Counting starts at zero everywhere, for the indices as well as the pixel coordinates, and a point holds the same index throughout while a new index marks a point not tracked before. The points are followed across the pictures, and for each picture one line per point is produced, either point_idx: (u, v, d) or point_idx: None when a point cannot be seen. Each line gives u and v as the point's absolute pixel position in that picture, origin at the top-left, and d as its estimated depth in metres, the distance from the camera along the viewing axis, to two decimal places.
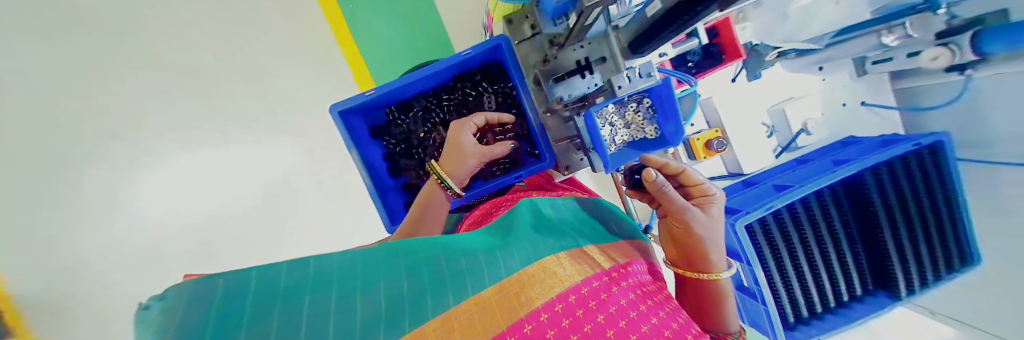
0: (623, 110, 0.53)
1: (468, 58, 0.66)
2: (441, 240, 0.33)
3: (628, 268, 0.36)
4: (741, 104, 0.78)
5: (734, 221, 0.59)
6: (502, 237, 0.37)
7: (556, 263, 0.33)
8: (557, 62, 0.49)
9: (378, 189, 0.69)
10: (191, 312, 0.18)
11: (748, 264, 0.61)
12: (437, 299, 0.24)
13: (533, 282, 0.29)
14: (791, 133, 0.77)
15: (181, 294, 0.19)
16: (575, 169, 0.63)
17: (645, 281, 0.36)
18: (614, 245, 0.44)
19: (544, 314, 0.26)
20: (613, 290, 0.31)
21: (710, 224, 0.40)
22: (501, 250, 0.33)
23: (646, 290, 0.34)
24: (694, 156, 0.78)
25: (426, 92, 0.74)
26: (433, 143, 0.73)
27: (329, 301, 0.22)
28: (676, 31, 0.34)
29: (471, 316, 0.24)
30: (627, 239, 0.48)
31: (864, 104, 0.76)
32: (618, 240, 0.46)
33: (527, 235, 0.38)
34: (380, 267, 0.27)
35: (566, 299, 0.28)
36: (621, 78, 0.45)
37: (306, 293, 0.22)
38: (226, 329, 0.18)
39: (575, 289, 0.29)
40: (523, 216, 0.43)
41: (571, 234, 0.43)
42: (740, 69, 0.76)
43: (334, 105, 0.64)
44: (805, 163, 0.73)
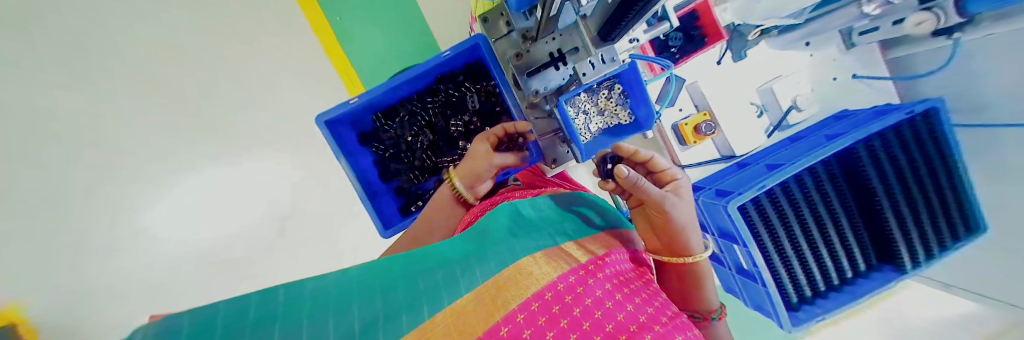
0: (595, 97, 0.52)
1: (449, 58, 0.66)
2: (415, 260, 0.34)
3: (606, 259, 0.36)
4: (728, 86, 0.77)
5: (727, 203, 0.59)
6: (477, 248, 0.38)
7: (532, 264, 0.34)
8: (529, 56, 0.50)
9: (368, 193, 0.69)
10: None
11: (745, 245, 0.60)
12: (415, 315, 0.25)
13: (509, 286, 0.30)
14: (781, 112, 0.76)
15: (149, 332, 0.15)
16: (562, 162, 0.61)
17: (624, 269, 0.36)
18: (595, 237, 0.43)
19: (520, 315, 0.26)
20: (589, 282, 0.31)
21: (686, 206, 0.42)
22: (477, 261, 0.34)
23: (624, 278, 0.34)
24: (683, 141, 0.78)
25: (410, 96, 0.75)
26: (421, 146, 0.74)
27: (310, 329, 0.21)
28: (636, 18, 0.36)
29: (448, 327, 0.24)
30: (608, 230, 0.46)
31: (856, 77, 0.75)
32: (598, 233, 0.45)
33: (502, 241, 0.39)
34: (356, 294, 0.26)
35: (543, 297, 0.28)
36: (586, 64, 0.47)
37: (275, 323, 0.20)
38: None
39: (551, 286, 0.30)
40: (498, 223, 0.43)
41: (548, 232, 0.44)
42: (724, 50, 0.75)
43: (320, 113, 0.64)
44: (798, 141, 0.72)
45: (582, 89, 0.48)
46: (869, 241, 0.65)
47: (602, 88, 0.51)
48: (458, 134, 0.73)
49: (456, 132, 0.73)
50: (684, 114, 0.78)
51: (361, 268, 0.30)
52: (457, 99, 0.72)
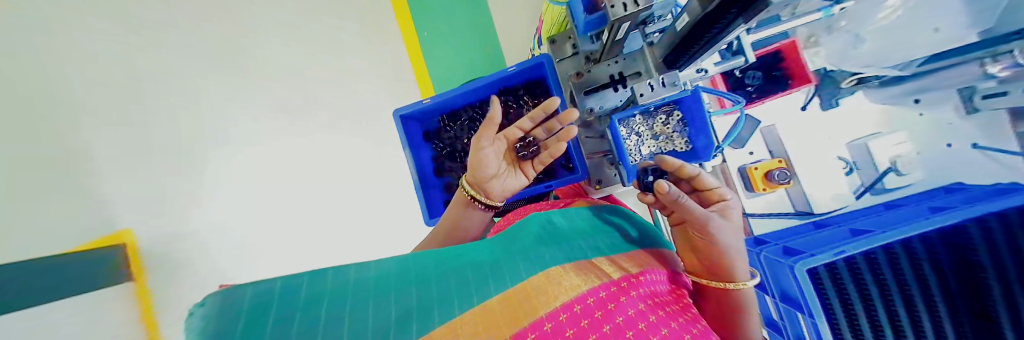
0: (651, 121, 0.55)
1: (513, 73, 0.71)
2: (449, 259, 0.37)
3: (639, 278, 0.36)
4: (809, 135, 0.71)
5: (794, 263, 0.53)
6: (507, 250, 0.40)
7: (562, 273, 0.34)
8: (590, 76, 0.55)
9: (422, 185, 0.75)
10: (224, 314, 0.20)
11: (811, 316, 0.53)
12: (444, 309, 0.27)
13: (537, 293, 0.31)
14: (877, 172, 0.67)
15: (217, 301, 0.21)
16: (607, 184, 0.62)
17: (659, 292, 0.36)
18: (629, 254, 0.43)
19: (547, 324, 0.27)
20: (621, 299, 0.32)
21: (734, 232, 0.39)
22: (508, 265, 0.35)
23: (658, 300, 0.34)
24: (751, 187, 0.70)
25: (473, 103, 0.81)
26: None
27: (344, 309, 0.25)
28: (711, 41, 0.40)
29: (474, 325, 0.25)
30: (645, 248, 0.46)
31: (976, 147, 0.64)
32: (635, 249, 0.45)
33: (532, 249, 0.40)
34: (391, 284, 0.29)
35: (571, 309, 0.29)
36: (644, 86, 0.47)
37: (322, 304, 0.24)
38: (254, 327, 0.20)
39: (580, 299, 0.30)
40: (530, 230, 0.44)
41: (580, 244, 0.44)
42: (812, 95, 0.70)
43: (397, 108, 0.72)
44: (894, 208, 0.62)
45: (638, 109, 0.50)
46: None
47: (658, 114, 0.54)
48: None
49: None
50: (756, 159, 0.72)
51: (399, 264, 0.33)
52: (514, 111, 0.76)
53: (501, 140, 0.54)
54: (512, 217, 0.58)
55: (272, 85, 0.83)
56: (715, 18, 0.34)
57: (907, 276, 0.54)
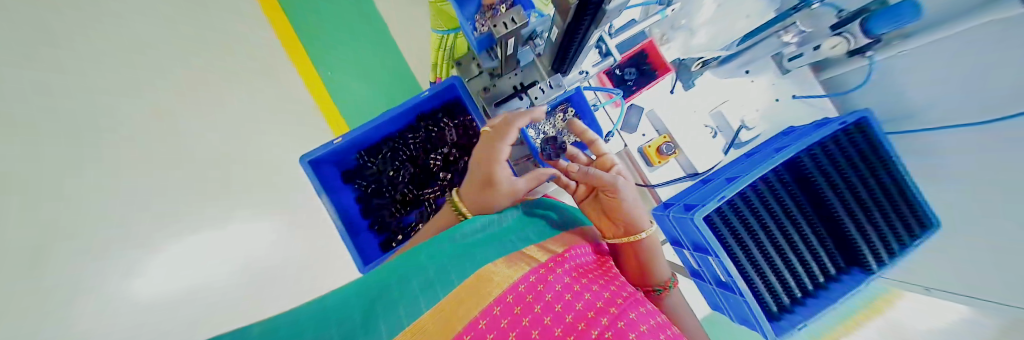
0: (554, 120, 0.66)
1: (428, 97, 0.72)
2: (377, 287, 0.34)
3: (566, 255, 0.39)
4: (683, 111, 0.84)
5: (694, 215, 0.62)
6: (439, 259, 0.39)
7: (493, 269, 0.35)
8: (496, 89, 0.61)
9: (348, 230, 0.69)
10: None
11: (717, 256, 0.62)
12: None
13: (469, 297, 0.31)
14: (733, 130, 0.83)
15: None
16: (536, 184, 0.67)
17: (584, 263, 0.40)
18: (555, 237, 0.46)
19: (482, 321, 0.28)
20: (550, 278, 0.34)
21: (632, 190, 0.48)
22: (440, 274, 0.35)
23: (583, 271, 0.38)
24: (649, 161, 0.82)
25: (391, 135, 0.79)
26: (403, 180, 0.76)
27: None
28: (580, 46, 0.47)
29: None
30: (571, 229, 0.50)
31: (795, 97, 0.84)
32: (561, 233, 0.48)
33: (465, 253, 0.39)
34: (303, 333, 0.26)
35: (504, 300, 0.30)
36: (536, 91, 0.59)
37: None
38: None
39: (512, 288, 0.32)
40: (461, 235, 0.44)
41: (511, 237, 0.45)
42: (675, 81, 0.85)
43: (304, 154, 0.67)
44: (751, 155, 0.77)
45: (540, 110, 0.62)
46: (833, 244, 0.68)
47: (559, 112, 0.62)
48: (438, 168, 0.76)
49: (435, 166, 0.76)
50: (647, 137, 0.84)
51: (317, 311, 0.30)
52: (436, 134, 0.76)
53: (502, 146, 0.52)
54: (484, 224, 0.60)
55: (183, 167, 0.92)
56: (575, 23, 0.40)
57: (774, 205, 0.68)
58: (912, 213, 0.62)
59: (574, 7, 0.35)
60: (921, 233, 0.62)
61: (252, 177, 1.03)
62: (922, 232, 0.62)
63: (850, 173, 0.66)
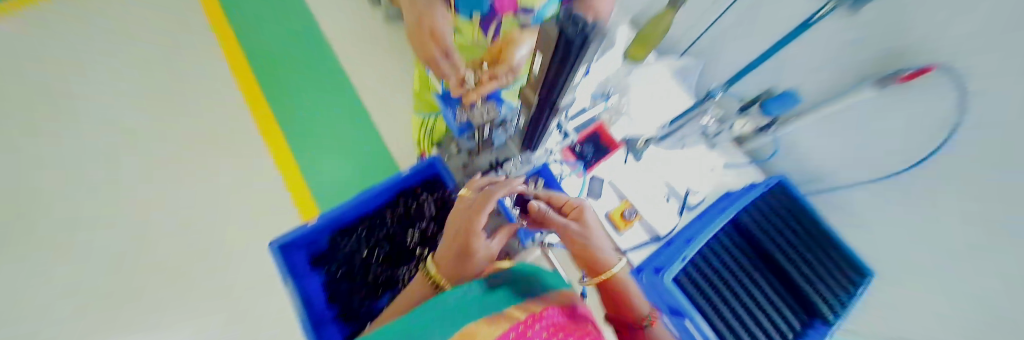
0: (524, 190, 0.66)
1: (407, 175, 0.78)
2: None
3: (543, 313, 0.40)
4: (637, 180, 0.94)
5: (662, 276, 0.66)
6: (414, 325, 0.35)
7: (475, 328, 0.33)
8: (474, 165, 0.69)
9: (310, 319, 0.63)
10: None
11: (690, 318, 0.64)
12: None
13: None
14: (683, 195, 0.95)
15: None
16: (514, 253, 0.66)
17: (560, 321, 0.41)
18: (536, 299, 0.44)
19: None
20: (529, 333, 0.35)
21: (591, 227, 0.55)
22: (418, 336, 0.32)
23: (560, 328, 0.39)
24: (616, 226, 0.89)
25: (368, 212, 0.80)
26: (376, 260, 0.74)
27: None
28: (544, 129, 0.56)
29: None
30: (550, 293, 0.48)
31: (728, 166, 0.99)
32: (540, 295, 0.46)
33: (445, 318, 0.36)
34: None
35: None
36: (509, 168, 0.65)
37: None
38: None
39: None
40: (439, 300, 0.41)
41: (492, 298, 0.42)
42: (627, 153, 0.96)
43: (273, 239, 0.68)
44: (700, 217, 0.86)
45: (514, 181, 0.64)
46: (792, 300, 0.71)
47: (530, 182, 0.66)
48: (414, 243, 0.76)
49: (412, 241, 0.76)
50: (610, 204, 0.92)
51: None
52: (414, 210, 0.79)
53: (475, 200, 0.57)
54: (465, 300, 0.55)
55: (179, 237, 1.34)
56: (537, 113, 0.50)
57: (730, 264, 0.75)
58: (844, 261, 0.70)
59: (535, 102, 0.47)
60: (862, 280, 0.67)
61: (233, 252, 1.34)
62: (862, 279, 0.67)
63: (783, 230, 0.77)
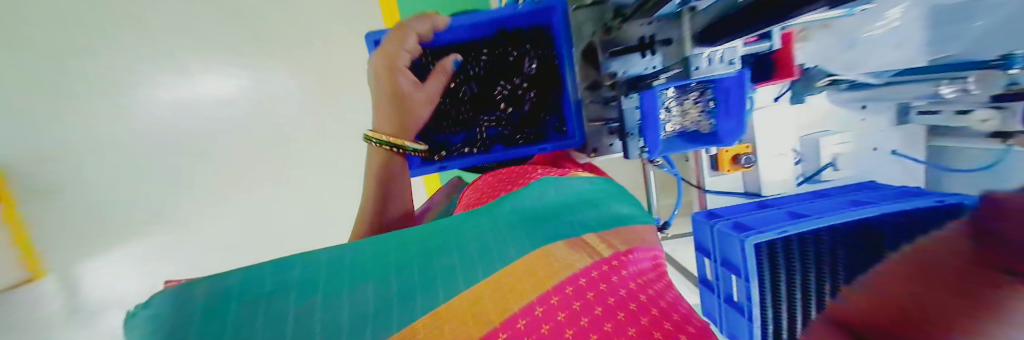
0: (684, 96, 0.54)
1: (518, 13, 0.63)
2: (438, 229, 0.44)
3: (628, 257, 0.41)
4: (778, 128, 0.76)
5: (746, 237, 0.61)
6: (441, 256, 0.40)
7: (555, 255, 0.40)
8: (619, 34, 0.55)
9: None
10: (179, 315, 0.31)
11: (746, 280, 0.63)
12: (425, 300, 0.34)
13: (525, 277, 0.36)
14: (818, 165, 0.77)
15: (169, 307, 0.32)
16: (602, 153, 0.65)
17: (645, 269, 0.41)
18: (618, 231, 0.47)
19: (538, 309, 0.33)
20: (612, 281, 0.36)
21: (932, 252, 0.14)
22: (497, 249, 0.40)
23: (646, 278, 0.39)
24: (716, 166, 0.79)
25: (462, 40, 0.70)
26: (462, 98, 0.71)
27: (314, 303, 0.33)
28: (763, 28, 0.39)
29: (456, 309, 0.33)
30: (637, 224, 0.51)
31: (896, 154, 0.78)
32: (624, 227, 0.49)
33: (516, 231, 0.44)
34: (367, 265, 0.38)
35: (561, 293, 0.34)
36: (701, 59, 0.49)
37: (283, 297, 0.34)
38: (216, 325, 0.31)
39: (571, 281, 0.36)
40: (514, 207, 0.49)
41: (568, 220, 0.49)
42: (785, 88, 0.74)
43: (370, 31, 0.64)
44: (822, 197, 0.72)
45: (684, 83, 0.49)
46: None
47: (693, 90, 0.53)
48: (500, 96, 0.71)
49: (500, 93, 0.71)
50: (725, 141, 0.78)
51: (356, 260, 0.39)
52: (513, 59, 0.69)
53: (383, 60, 0.59)
54: (490, 178, 0.67)
55: None
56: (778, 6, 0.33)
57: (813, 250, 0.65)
58: None
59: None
60: None
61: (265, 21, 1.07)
62: None
63: None
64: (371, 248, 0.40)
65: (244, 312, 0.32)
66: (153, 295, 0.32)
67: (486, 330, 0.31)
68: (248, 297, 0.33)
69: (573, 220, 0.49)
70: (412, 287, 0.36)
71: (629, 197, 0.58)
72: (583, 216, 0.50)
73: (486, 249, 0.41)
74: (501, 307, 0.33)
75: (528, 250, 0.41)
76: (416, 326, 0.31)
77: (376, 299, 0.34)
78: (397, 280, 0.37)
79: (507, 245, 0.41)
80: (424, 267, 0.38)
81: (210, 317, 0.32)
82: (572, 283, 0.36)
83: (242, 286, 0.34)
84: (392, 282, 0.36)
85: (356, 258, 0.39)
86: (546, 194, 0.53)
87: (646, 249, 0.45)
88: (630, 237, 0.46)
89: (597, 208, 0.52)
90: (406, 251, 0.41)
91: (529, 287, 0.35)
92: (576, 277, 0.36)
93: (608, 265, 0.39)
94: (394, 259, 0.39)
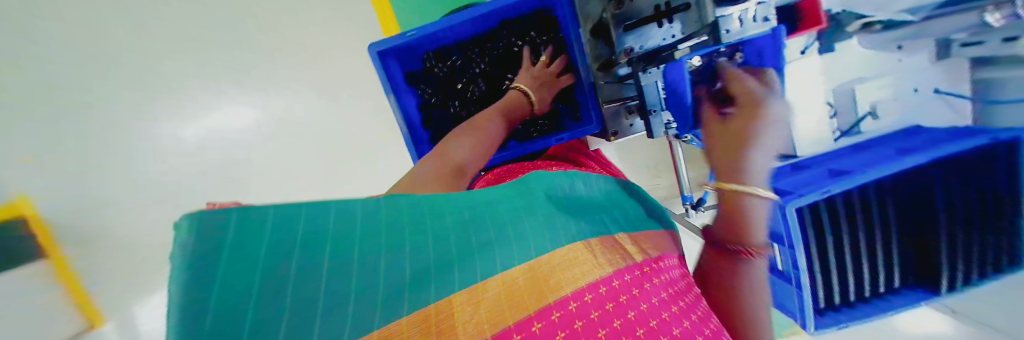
0: None
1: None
2: (469, 197, 0.37)
3: (659, 264, 0.38)
4: (809, 82, 0.72)
5: (785, 203, 0.58)
6: (485, 228, 0.33)
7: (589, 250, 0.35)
8: (631, 6, 0.51)
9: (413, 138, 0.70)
10: (203, 249, 0.16)
11: (791, 247, 0.60)
12: (466, 273, 0.27)
13: (561, 268, 0.31)
14: (857, 117, 0.71)
15: (204, 228, 0.15)
16: (623, 135, 0.63)
17: (674, 276, 0.38)
18: (646, 234, 0.47)
19: (572, 304, 0.28)
20: (646, 286, 0.33)
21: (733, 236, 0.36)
22: (536, 228, 0.35)
23: (676, 287, 0.36)
24: None
25: (465, 39, 0.69)
26: (472, 97, 0.69)
27: (356, 260, 0.23)
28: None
29: (498, 291, 0.27)
30: (656, 231, 0.50)
31: (938, 92, 0.71)
32: (650, 230, 0.49)
33: (553, 215, 0.39)
34: (406, 227, 0.28)
35: (596, 290, 0.30)
36: (731, 22, 0.45)
37: (324, 249, 0.22)
38: (243, 274, 0.17)
39: (607, 281, 0.31)
40: (540, 194, 0.44)
41: (601, 217, 0.46)
42: (813, 39, 0.70)
43: (372, 43, 0.62)
44: (863, 151, 0.68)
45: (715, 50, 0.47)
46: (899, 260, 0.65)
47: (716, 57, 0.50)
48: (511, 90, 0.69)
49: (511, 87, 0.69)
50: None
51: (397, 214, 0.28)
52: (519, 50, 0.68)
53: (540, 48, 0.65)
54: (499, 172, 0.64)
55: (229, 21, 0.99)
56: None
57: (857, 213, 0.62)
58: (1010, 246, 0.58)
59: None
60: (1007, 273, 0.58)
61: (269, 46, 1.02)
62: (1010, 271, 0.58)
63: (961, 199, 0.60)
64: (409, 207, 0.30)
65: (279, 262, 0.19)
66: (181, 216, 0.15)
67: (520, 318, 0.26)
68: (282, 246, 0.20)
69: (599, 214, 0.46)
70: (454, 257, 0.29)
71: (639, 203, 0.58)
72: (611, 216, 0.48)
73: (530, 229, 0.35)
74: (540, 293, 0.28)
75: (576, 237, 0.37)
76: (453, 301, 0.25)
77: (416, 266, 0.26)
78: (435, 251, 0.28)
79: (543, 229, 0.36)
80: (466, 239, 0.31)
81: (215, 271, 0.16)
82: (607, 283, 0.31)
83: (277, 223, 0.20)
84: (435, 250, 0.28)
85: (393, 212, 0.28)
86: (573, 188, 0.51)
87: (671, 257, 0.42)
88: (660, 243, 0.46)
89: (619, 210, 0.51)
90: (441, 219, 0.32)
91: (566, 281, 0.30)
92: (611, 277, 0.32)
93: (640, 270, 0.35)
94: (434, 224, 0.30)
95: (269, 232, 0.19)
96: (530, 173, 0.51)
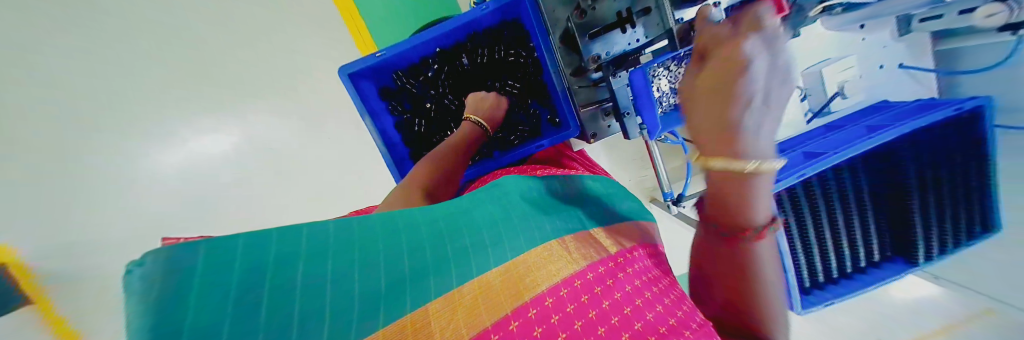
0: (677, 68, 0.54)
1: (487, 11, 0.61)
2: (443, 210, 0.37)
3: (633, 254, 0.39)
4: None
5: None
6: (459, 234, 0.34)
7: (565, 247, 0.36)
8: (593, 14, 0.51)
9: (393, 156, 0.71)
10: (173, 278, 0.16)
11: None
12: (442, 280, 0.28)
13: (536, 267, 0.32)
14: (825, 98, 0.73)
15: (167, 259, 0.16)
16: (602, 136, 0.64)
17: (649, 266, 0.39)
18: (623, 228, 0.47)
19: (549, 299, 0.29)
20: (619, 276, 0.34)
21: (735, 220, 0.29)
22: (510, 231, 0.36)
23: (651, 276, 0.37)
24: None
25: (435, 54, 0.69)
26: (455, 108, 0.71)
27: (330, 279, 0.23)
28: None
29: (474, 293, 0.28)
30: (632, 220, 0.51)
31: (902, 67, 0.74)
32: (627, 223, 0.49)
33: (528, 216, 0.41)
34: (380, 243, 0.29)
35: (572, 284, 0.31)
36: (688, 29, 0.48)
37: (295, 269, 0.22)
38: (217, 300, 0.18)
39: (581, 274, 0.32)
40: (516, 196, 0.45)
41: (577, 214, 0.47)
42: None
43: (342, 66, 0.61)
44: (836, 131, 0.71)
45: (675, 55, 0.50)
46: (874, 231, 0.67)
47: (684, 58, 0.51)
48: None
49: None
50: None
51: (369, 231, 0.29)
52: (491, 60, 0.68)
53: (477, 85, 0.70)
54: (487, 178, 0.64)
55: (190, 51, 0.95)
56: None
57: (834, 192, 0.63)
58: (980, 214, 0.60)
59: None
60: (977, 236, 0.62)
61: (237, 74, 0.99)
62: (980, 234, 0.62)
63: (932, 169, 0.62)
64: (382, 224, 0.31)
65: (249, 292, 0.19)
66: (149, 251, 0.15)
67: (499, 317, 0.27)
68: (255, 269, 0.20)
69: (576, 211, 0.47)
70: (429, 267, 0.29)
71: (620, 198, 0.59)
72: (587, 211, 0.49)
73: (504, 232, 0.36)
74: (518, 289, 0.29)
75: (552, 236, 0.38)
76: (431, 310, 0.25)
77: (391, 278, 0.27)
78: (411, 260, 0.29)
79: (518, 231, 0.37)
80: (441, 247, 0.32)
81: (189, 299, 0.16)
82: (582, 276, 0.32)
83: (245, 250, 0.20)
84: (411, 260, 0.29)
85: (364, 228, 0.29)
86: (549, 189, 0.52)
87: (647, 246, 0.44)
88: (635, 235, 0.46)
89: (595, 206, 0.51)
90: (416, 232, 0.32)
91: (540, 277, 0.31)
92: (585, 270, 0.33)
93: (614, 262, 0.36)
94: (406, 235, 0.31)
95: (240, 259, 0.19)
96: (504, 178, 0.51)
